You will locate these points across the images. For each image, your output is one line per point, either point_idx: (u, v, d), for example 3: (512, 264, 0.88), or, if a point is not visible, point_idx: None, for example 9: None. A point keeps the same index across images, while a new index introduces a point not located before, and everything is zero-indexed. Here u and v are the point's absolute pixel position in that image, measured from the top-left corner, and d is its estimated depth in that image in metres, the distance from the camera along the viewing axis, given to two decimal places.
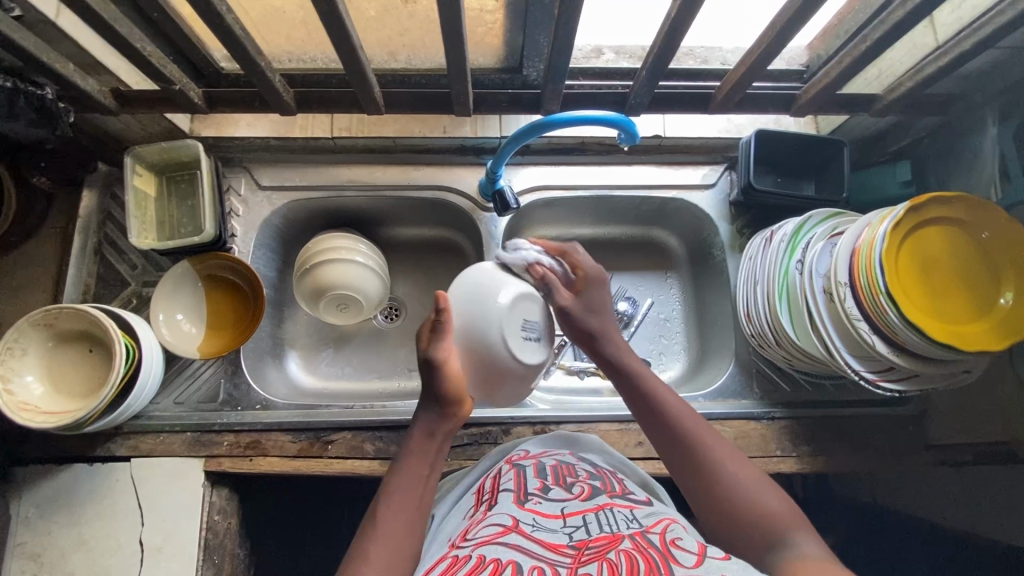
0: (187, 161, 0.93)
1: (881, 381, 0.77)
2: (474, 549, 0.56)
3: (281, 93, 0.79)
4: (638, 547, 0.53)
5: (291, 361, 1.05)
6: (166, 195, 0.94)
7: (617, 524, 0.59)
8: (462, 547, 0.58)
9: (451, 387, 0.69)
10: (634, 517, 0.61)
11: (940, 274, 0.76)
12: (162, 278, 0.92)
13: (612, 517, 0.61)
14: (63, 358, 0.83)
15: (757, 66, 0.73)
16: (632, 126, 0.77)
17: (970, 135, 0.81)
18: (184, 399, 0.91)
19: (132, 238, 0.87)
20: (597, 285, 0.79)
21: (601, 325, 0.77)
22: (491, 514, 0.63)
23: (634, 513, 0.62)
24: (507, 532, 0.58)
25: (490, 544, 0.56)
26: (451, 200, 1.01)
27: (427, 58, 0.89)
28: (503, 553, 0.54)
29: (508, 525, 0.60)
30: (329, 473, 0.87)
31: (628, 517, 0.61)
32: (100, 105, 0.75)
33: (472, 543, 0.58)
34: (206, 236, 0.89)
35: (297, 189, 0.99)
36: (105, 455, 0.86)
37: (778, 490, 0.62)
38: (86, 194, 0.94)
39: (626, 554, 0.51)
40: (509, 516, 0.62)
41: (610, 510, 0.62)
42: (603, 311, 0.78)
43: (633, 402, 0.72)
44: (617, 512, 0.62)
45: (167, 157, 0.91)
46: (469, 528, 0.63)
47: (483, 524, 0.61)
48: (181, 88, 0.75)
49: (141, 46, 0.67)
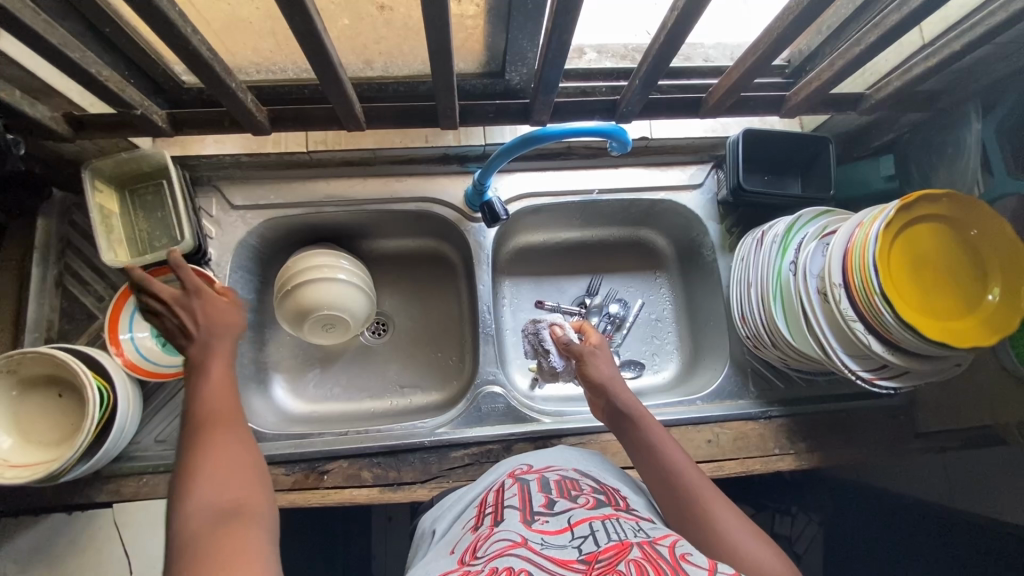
0: (150, 170, 0.87)
1: (877, 379, 0.79)
2: (486, 564, 0.55)
3: (254, 112, 0.73)
4: (647, 557, 0.53)
5: (276, 386, 1.01)
6: (132, 210, 0.88)
7: (625, 533, 0.59)
8: (474, 563, 0.57)
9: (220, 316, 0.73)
10: (641, 529, 0.61)
11: (929, 272, 0.77)
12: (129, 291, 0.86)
13: (619, 527, 0.60)
14: (30, 406, 0.77)
15: (750, 74, 0.72)
16: (624, 135, 0.75)
17: (953, 130, 0.82)
18: (166, 437, 0.86)
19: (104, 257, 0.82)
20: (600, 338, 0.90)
21: (612, 374, 0.83)
22: (498, 530, 0.61)
23: (641, 525, 0.62)
24: (517, 546, 0.56)
25: (502, 557, 0.55)
26: (436, 211, 0.98)
27: (404, 66, 0.85)
28: (515, 564, 0.53)
29: (517, 540, 0.58)
30: (328, 504, 0.84)
31: (634, 528, 0.60)
32: (54, 134, 0.69)
33: (482, 559, 0.56)
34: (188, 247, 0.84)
35: (274, 207, 0.94)
36: (85, 501, 0.82)
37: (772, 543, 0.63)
38: (42, 223, 0.88)
39: (636, 564, 0.51)
40: (517, 533, 0.60)
41: (617, 520, 0.62)
42: (611, 365, 0.86)
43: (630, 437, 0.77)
44: (624, 523, 0.61)
45: (127, 169, 0.85)
46: (475, 543, 0.61)
47: (491, 540, 0.60)
48: (143, 112, 0.69)
49: (96, 71, 0.61)
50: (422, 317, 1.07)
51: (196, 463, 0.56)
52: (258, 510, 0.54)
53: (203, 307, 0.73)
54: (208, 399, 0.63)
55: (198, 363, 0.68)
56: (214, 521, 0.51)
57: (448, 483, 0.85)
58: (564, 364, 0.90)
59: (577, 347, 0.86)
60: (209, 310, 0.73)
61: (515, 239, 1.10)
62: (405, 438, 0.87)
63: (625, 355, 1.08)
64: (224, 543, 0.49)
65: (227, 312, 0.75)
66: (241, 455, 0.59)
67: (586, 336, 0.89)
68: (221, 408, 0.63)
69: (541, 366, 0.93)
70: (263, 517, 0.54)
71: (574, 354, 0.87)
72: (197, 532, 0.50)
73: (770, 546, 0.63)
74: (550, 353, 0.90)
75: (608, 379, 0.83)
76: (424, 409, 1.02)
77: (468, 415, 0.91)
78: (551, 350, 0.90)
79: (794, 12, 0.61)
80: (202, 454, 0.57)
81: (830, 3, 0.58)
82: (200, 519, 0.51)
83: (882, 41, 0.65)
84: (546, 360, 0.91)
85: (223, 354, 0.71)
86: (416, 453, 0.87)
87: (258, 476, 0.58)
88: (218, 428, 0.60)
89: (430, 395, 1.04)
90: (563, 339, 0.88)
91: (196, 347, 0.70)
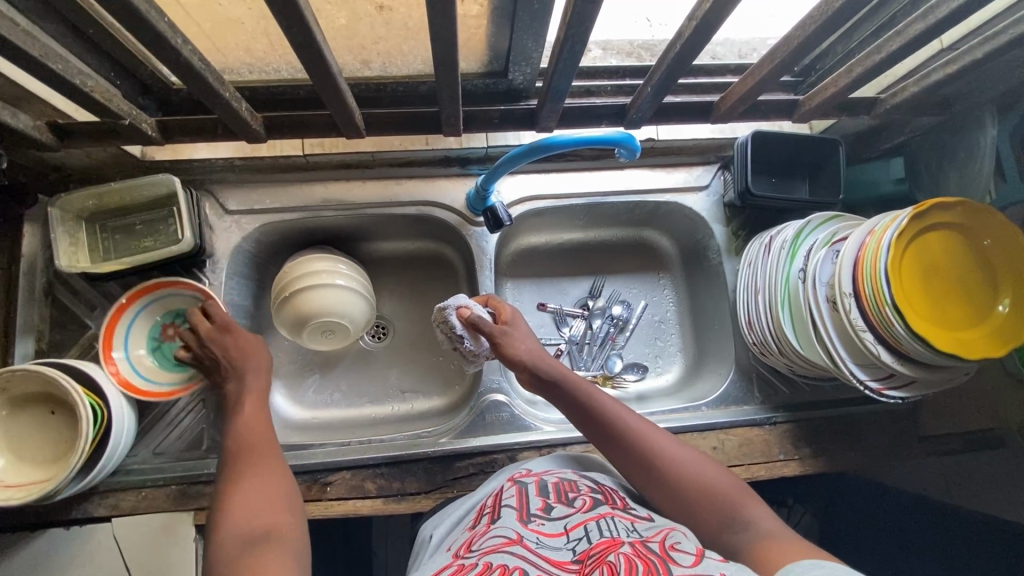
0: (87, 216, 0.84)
1: (886, 390, 0.78)
2: (481, 557, 0.56)
3: (248, 121, 0.70)
4: (637, 552, 0.54)
5: (275, 392, 0.99)
6: (120, 251, 0.85)
7: (618, 531, 0.59)
8: (468, 557, 0.58)
9: (239, 351, 0.77)
10: (635, 528, 0.61)
11: (938, 281, 0.76)
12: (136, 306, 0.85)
13: (613, 525, 0.60)
14: (23, 423, 0.75)
15: (766, 80, 0.69)
16: (633, 142, 0.73)
17: (965, 135, 0.81)
18: (164, 449, 0.84)
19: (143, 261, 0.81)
20: (516, 317, 0.85)
21: (530, 352, 0.79)
22: (495, 526, 0.62)
23: (636, 524, 0.62)
24: (513, 543, 0.57)
25: (496, 553, 0.56)
26: (437, 214, 0.95)
27: (403, 66, 0.82)
28: (509, 561, 0.54)
29: (512, 537, 0.59)
30: (330, 516, 0.83)
31: (628, 527, 0.60)
32: (38, 144, 0.66)
33: (478, 553, 0.58)
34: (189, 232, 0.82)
35: (269, 212, 0.91)
36: (83, 516, 0.80)
37: (764, 506, 0.66)
38: (28, 231, 0.84)
39: (626, 557, 0.52)
40: (513, 529, 0.60)
41: (612, 519, 0.62)
42: (528, 340, 0.82)
43: (592, 425, 0.74)
44: (619, 521, 0.61)
45: (79, 238, 0.83)
46: (471, 539, 0.62)
47: (487, 536, 0.60)
48: (131, 121, 0.66)
49: (80, 82, 0.58)
50: (422, 320, 1.06)
51: (231, 495, 0.61)
52: (286, 537, 0.59)
53: (230, 343, 0.77)
54: (245, 433, 0.69)
55: (235, 397, 0.74)
56: (245, 550, 0.56)
57: (452, 494, 0.84)
58: (477, 344, 0.86)
59: (487, 327, 0.81)
60: (243, 345, 0.78)
61: (517, 241, 1.08)
62: (408, 449, 0.86)
63: (628, 357, 1.07)
64: (250, 567, 0.54)
65: (255, 344, 0.80)
66: (271, 486, 0.63)
67: (499, 311, 0.86)
68: (255, 440, 0.68)
69: (458, 351, 0.87)
70: (292, 543, 0.59)
71: (484, 334, 0.82)
72: (231, 559, 0.55)
73: (763, 508, 0.66)
74: (463, 337, 0.84)
75: (526, 355, 0.80)
76: (427, 415, 1.01)
77: (472, 423, 0.90)
78: (463, 335, 0.84)
79: (818, 19, 0.58)
80: (238, 481, 0.63)
81: (855, 12, 0.56)
82: (234, 546, 0.56)
83: (905, 50, 0.63)
84: (462, 345, 0.85)
85: (259, 391, 0.75)
86: (419, 463, 0.86)
87: (288, 503, 0.62)
88: (251, 463, 0.65)
89: (432, 400, 1.02)
90: (477, 321, 0.82)
91: (231, 382, 0.76)
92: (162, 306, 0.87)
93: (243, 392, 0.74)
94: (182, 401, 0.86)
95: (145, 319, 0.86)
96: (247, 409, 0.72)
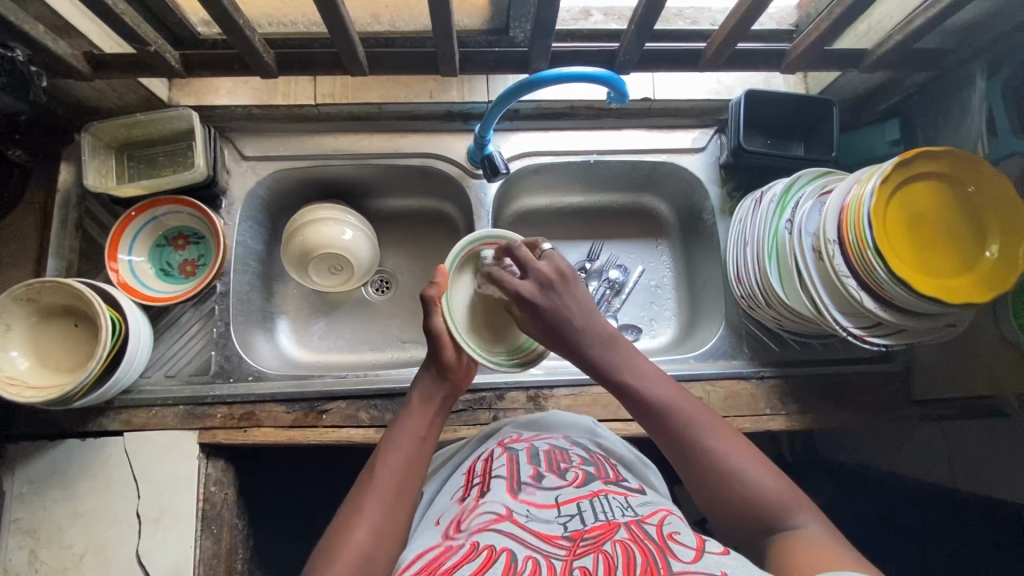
0: (114, 145, 0.91)
1: (869, 336, 0.78)
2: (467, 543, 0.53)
3: (262, 54, 0.77)
4: (634, 537, 0.52)
5: (282, 333, 1.03)
6: (140, 178, 0.92)
7: (613, 511, 0.56)
8: (455, 538, 0.55)
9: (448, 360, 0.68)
10: (629, 506, 0.58)
11: (926, 230, 0.77)
12: (144, 220, 0.92)
13: (607, 504, 0.57)
14: (49, 333, 0.82)
15: (748, 19, 0.74)
16: (622, 85, 0.78)
17: (958, 91, 0.82)
18: (175, 372, 0.90)
19: (158, 183, 0.88)
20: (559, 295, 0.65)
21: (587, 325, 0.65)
22: (483, 501, 0.59)
23: (629, 500, 0.59)
24: (501, 521, 0.55)
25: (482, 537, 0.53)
26: (439, 167, 1.00)
27: (411, 20, 0.87)
28: (496, 543, 0.52)
29: (501, 513, 0.56)
30: (325, 441, 0.87)
31: (623, 505, 0.58)
32: (74, 71, 0.74)
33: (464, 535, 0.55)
34: (202, 159, 0.88)
35: (282, 159, 0.97)
36: (97, 429, 0.86)
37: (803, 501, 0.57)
38: (64, 168, 0.91)
39: (622, 545, 0.50)
40: (502, 505, 0.58)
41: (605, 496, 0.59)
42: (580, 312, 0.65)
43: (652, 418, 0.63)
44: (612, 499, 0.58)
45: (103, 162, 0.90)
46: (460, 514, 0.59)
47: (475, 512, 0.57)
48: (156, 49, 0.73)
49: (112, 2, 0.66)
50: (422, 272, 1.10)
51: (367, 492, 0.60)
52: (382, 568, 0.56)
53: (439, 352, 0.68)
54: (415, 437, 0.65)
55: (423, 399, 0.68)
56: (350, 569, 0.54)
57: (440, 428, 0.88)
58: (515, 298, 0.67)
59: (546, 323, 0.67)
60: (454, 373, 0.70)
61: (517, 202, 1.11)
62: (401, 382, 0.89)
63: (623, 319, 1.09)
64: None
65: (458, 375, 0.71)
66: (398, 508, 0.60)
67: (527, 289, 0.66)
68: (416, 449, 0.64)
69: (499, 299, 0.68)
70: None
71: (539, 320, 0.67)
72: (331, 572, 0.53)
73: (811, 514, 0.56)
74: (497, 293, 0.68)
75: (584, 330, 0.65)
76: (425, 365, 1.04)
77: None
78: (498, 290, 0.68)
79: None
80: (374, 483, 0.61)
81: None
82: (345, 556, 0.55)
83: None
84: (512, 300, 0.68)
85: (441, 399, 0.69)
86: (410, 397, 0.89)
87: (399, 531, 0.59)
88: (400, 465, 0.63)
89: None
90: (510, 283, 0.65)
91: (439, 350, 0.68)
92: (169, 221, 0.94)
93: (434, 394, 0.69)
94: (194, 330, 0.92)
95: (154, 233, 0.94)
96: (427, 410, 0.68)
